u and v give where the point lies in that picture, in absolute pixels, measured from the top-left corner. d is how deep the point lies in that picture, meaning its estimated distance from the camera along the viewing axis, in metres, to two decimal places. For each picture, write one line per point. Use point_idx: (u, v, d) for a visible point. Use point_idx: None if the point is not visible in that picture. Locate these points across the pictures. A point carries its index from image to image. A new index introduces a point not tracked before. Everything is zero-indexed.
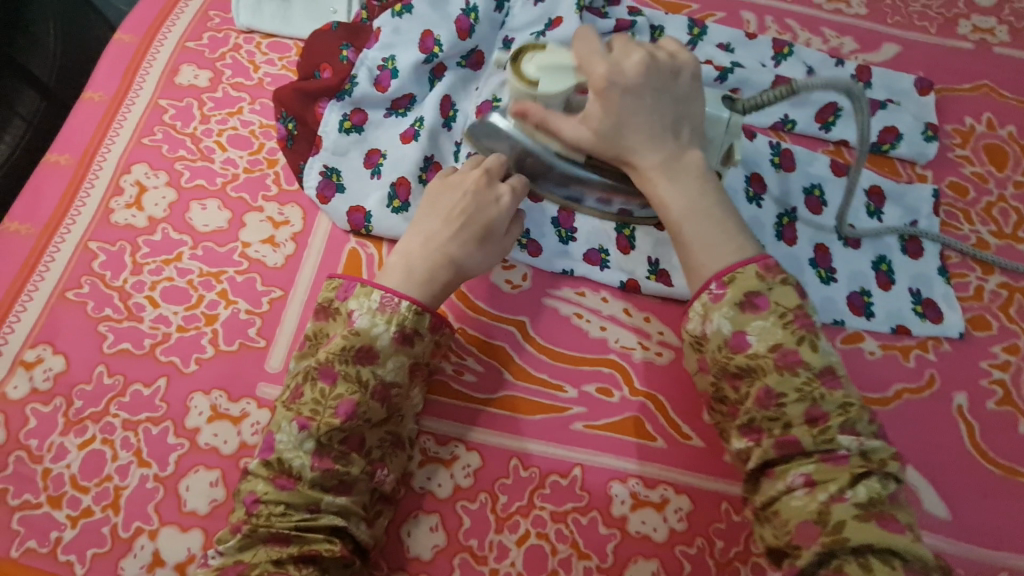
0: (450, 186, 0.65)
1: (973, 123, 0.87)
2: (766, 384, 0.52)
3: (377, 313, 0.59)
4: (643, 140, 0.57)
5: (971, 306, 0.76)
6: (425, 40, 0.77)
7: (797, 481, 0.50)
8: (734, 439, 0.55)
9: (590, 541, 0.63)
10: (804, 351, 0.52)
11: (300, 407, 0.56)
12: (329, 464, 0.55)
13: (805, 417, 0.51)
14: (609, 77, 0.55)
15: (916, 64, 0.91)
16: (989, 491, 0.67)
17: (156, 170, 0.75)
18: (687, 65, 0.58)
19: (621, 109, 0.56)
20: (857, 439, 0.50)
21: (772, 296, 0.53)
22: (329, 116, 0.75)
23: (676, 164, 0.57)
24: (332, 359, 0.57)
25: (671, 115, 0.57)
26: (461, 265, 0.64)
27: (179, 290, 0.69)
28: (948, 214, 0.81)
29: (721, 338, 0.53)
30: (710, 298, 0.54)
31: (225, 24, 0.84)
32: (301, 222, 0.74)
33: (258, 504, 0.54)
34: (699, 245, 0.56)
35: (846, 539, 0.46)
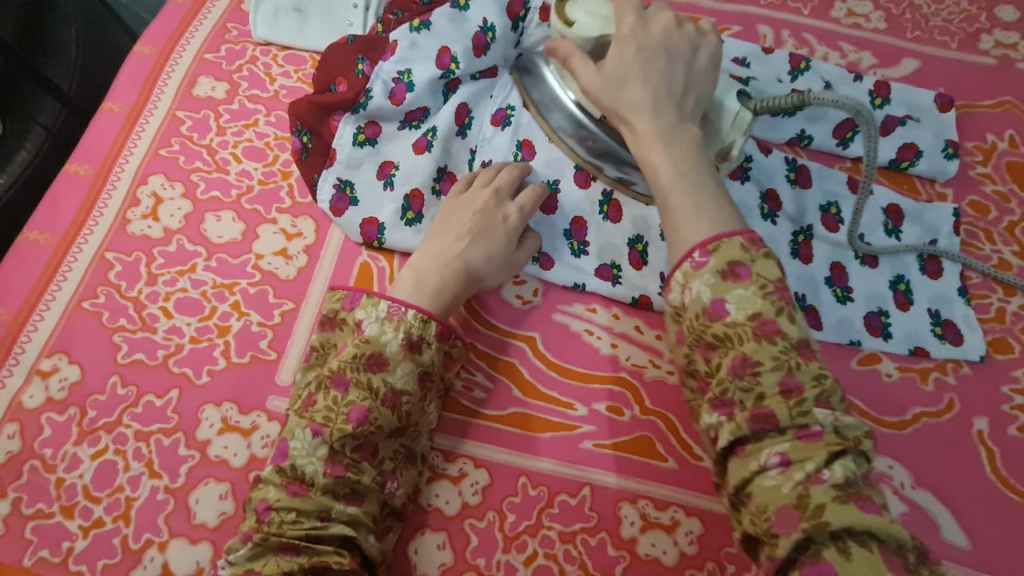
0: (463, 204, 0.67)
1: (995, 141, 0.85)
2: (742, 352, 0.50)
3: (386, 321, 0.60)
4: (649, 98, 0.57)
5: (992, 328, 0.74)
6: (443, 57, 0.75)
7: (772, 461, 0.48)
8: (705, 414, 0.52)
9: (599, 563, 0.62)
10: (781, 321, 0.50)
11: (313, 415, 0.57)
12: (341, 472, 0.55)
13: (780, 388, 0.49)
14: (634, 34, 0.58)
15: (937, 80, 0.89)
16: (1010, 520, 0.65)
17: (172, 182, 0.76)
18: (709, 45, 0.60)
19: (635, 65, 0.57)
20: (833, 414, 0.49)
21: (754, 267, 0.51)
22: (343, 129, 0.75)
23: (674, 130, 0.57)
24: (344, 367, 0.58)
25: (681, 83, 0.58)
26: (471, 277, 0.65)
27: (193, 301, 0.70)
28: (968, 233, 0.80)
29: (700, 306, 0.52)
30: (692, 266, 0.52)
31: (243, 36, 0.85)
32: (313, 235, 0.75)
33: (269, 511, 0.54)
34: (682, 213, 0.54)
35: (827, 523, 0.44)
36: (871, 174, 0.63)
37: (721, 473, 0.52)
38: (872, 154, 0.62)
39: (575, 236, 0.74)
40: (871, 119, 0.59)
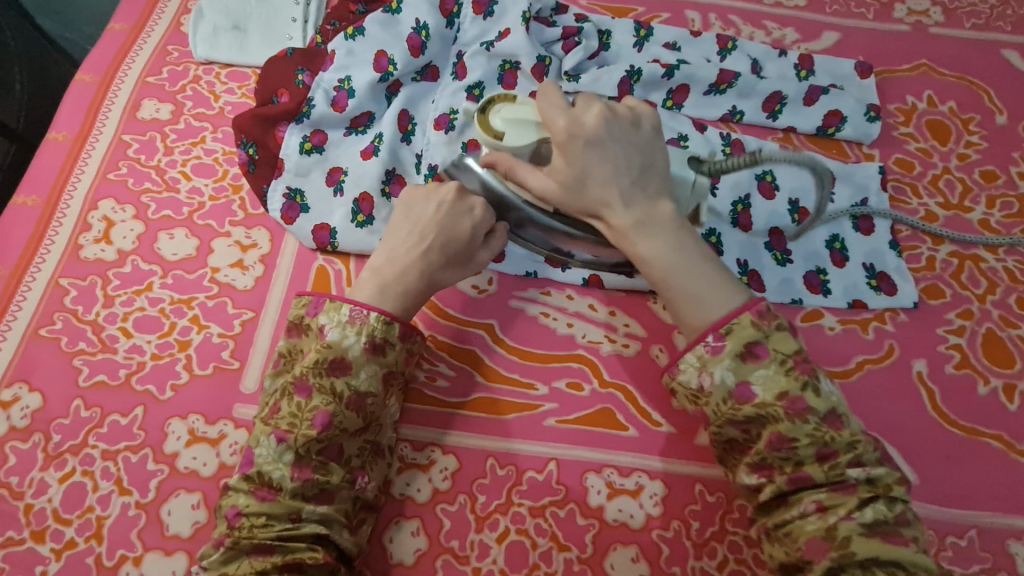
0: (426, 196, 0.66)
1: (915, 102, 0.90)
2: (777, 431, 0.52)
3: (347, 325, 0.60)
4: (611, 193, 0.57)
5: (924, 277, 0.78)
6: (379, 60, 0.80)
7: (810, 508, 0.52)
8: (744, 474, 0.56)
9: (569, 533, 0.64)
10: (808, 397, 0.53)
11: (278, 422, 0.58)
12: (309, 474, 0.56)
13: (816, 456, 0.52)
14: (570, 130, 0.57)
15: (857, 49, 0.94)
16: (952, 453, 0.69)
17: (123, 205, 0.76)
18: (647, 115, 0.60)
19: (583, 160, 0.57)
20: (865, 470, 0.52)
21: (770, 344, 0.54)
22: (289, 139, 0.77)
23: (649, 220, 0.57)
24: (307, 373, 0.59)
25: (639, 165, 0.58)
26: (433, 274, 0.65)
27: (151, 319, 0.71)
28: (896, 189, 0.84)
29: (724, 390, 0.54)
30: (708, 350, 0.55)
31: (184, 57, 0.86)
32: (269, 244, 0.76)
33: (239, 517, 0.55)
34: (690, 301, 0.57)
35: (853, 553, 0.49)
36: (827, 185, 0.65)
37: (761, 513, 0.56)
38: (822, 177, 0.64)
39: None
40: (828, 171, 0.63)
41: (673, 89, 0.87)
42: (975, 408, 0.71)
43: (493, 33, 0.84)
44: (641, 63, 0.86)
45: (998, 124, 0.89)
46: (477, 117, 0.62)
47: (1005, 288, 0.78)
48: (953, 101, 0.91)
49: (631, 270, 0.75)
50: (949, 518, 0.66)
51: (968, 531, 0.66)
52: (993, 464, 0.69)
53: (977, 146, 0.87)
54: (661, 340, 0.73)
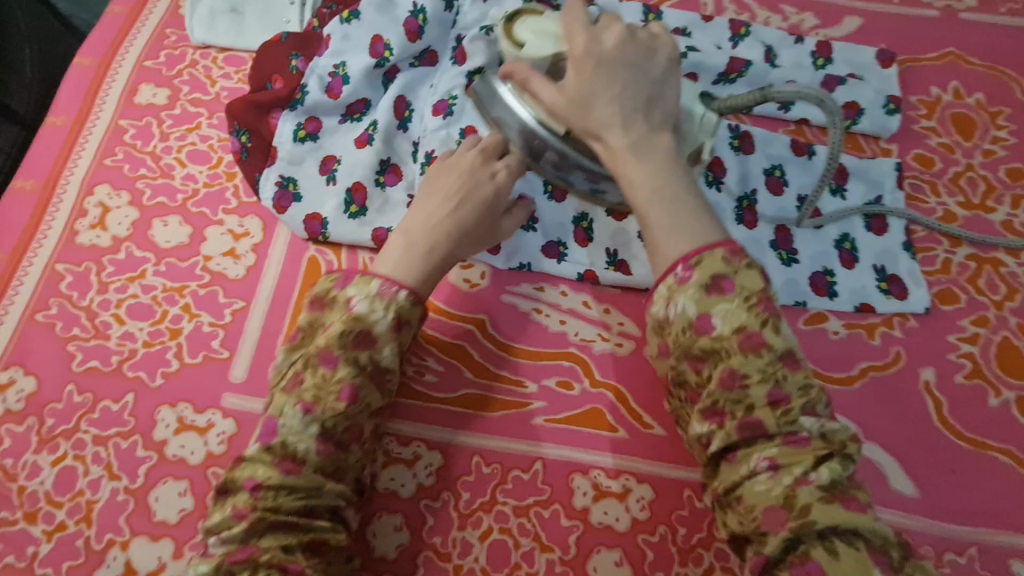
0: (450, 165, 0.66)
1: (940, 93, 0.85)
2: (730, 366, 0.49)
3: (376, 300, 0.58)
4: (614, 115, 0.53)
5: (937, 280, 0.75)
6: (375, 45, 0.78)
7: (761, 466, 0.47)
8: (695, 423, 0.52)
9: (552, 534, 0.63)
10: (767, 334, 0.50)
11: (301, 392, 0.54)
12: (332, 449, 0.54)
13: (768, 400, 0.49)
14: (587, 47, 0.54)
15: (880, 36, 0.89)
16: (956, 467, 0.66)
17: (118, 190, 0.76)
18: (665, 45, 0.56)
19: (594, 81, 0.53)
20: (818, 422, 0.49)
21: (738, 279, 0.51)
22: (283, 126, 0.76)
23: (645, 144, 0.54)
24: (332, 344, 0.56)
25: (646, 93, 0.54)
26: (460, 242, 0.64)
27: (144, 306, 0.71)
28: (914, 187, 0.80)
29: (685, 320, 0.51)
30: (676, 280, 0.52)
31: (181, 41, 0.85)
32: (261, 233, 0.75)
33: (259, 489, 0.51)
34: (666, 229, 0.53)
35: (814, 522, 0.45)
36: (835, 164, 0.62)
37: (711, 475, 0.52)
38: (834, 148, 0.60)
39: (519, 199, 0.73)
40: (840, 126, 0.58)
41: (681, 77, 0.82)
42: (984, 420, 0.68)
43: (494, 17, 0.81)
44: None
45: None
46: (504, 27, 0.62)
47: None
48: (981, 93, 0.85)
49: (627, 266, 0.73)
50: (950, 535, 0.64)
51: (969, 548, 0.63)
52: (1000, 479, 0.66)
53: (1003, 142, 0.82)
54: None
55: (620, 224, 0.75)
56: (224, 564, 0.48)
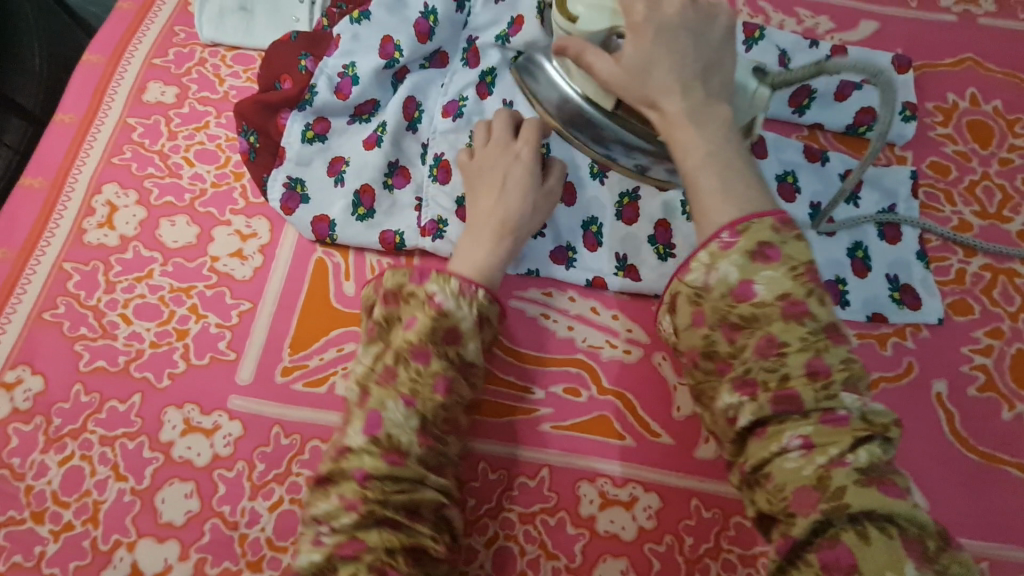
0: (484, 157, 0.69)
1: (956, 100, 0.84)
2: (769, 332, 0.48)
3: (461, 296, 0.59)
4: (673, 82, 0.49)
5: (951, 290, 0.74)
6: (385, 46, 0.77)
7: (793, 443, 0.46)
8: (723, 393, 0.50)
9: (558, 542, 0.63)
10: (812, 303, 0.48)
11: (398, 386, 0.55)
12: (432, 442, 0.55)
13: (805, 369, 0.47)
14: (647, 13, 0.49)
15: (896, 41, 0.88)
16: (968, 480, 0.66)
17: (126, 189, 0.76)
18: (726, 11, 0.52)
19: (653, 48, 0.49)
20: (860, 400, 0.47)
21: (785, 248, 0.49)
22: (291, 126, 0.76)
23: (704, 112, 0.50)
24: (423, 340, 0.57)
25: (704, 60, 0.50)
26: (521, 224, 0.66)
27: (151, 306, 0.71)
28: (928, 195, 0.79)
29: (726, 286, 0.49)
30: (720, 246, 0.49)
31: (190, 39, 0.85)
32: (268, 234, 0.75)
33: (368, 479, 0.52)
34: (716, 194, 0.50)
35: (847, 505, 0.43)
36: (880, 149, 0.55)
37: (736, 453, 0.50)
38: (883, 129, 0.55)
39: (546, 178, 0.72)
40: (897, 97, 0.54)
41: None
42: (996, 434, 0.67)
43: (506, 19, 0.79)
44: None
45: None
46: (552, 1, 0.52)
47: None
48: (998, 100, 0.84)
49: (637, 272, 0.73)
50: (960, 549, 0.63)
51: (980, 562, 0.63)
52: (1012, 494, 0.65)
53: (1020, 150, 0.81)
54: (663, 348, 0.71)
55: (630, 230, 0.74)
56: (334, 555, 0.49)
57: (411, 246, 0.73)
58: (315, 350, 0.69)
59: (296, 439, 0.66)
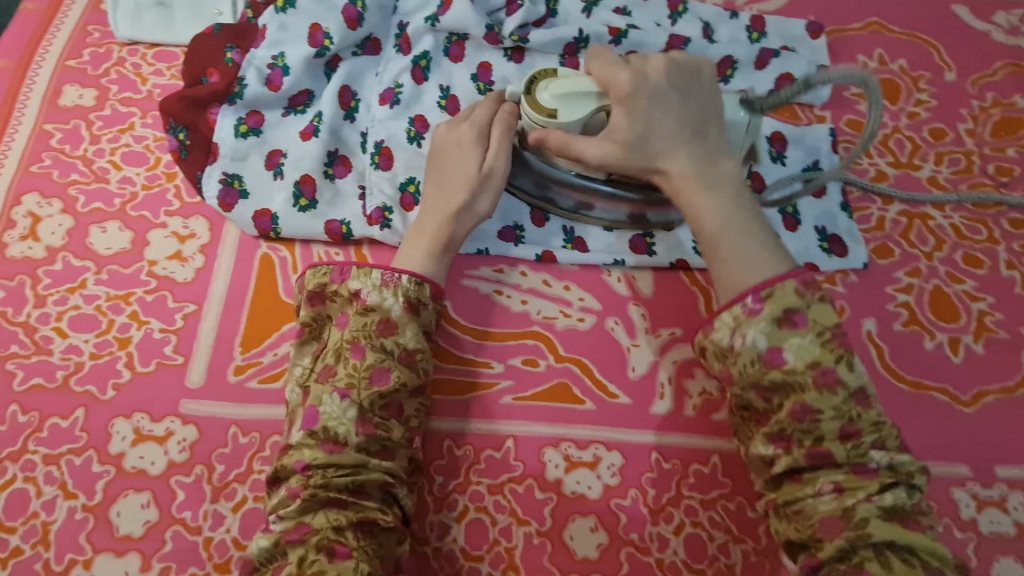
0: (436, 152, 0.70)
1: (866, 61, 0.90)
2: (802, 400, 0.54)
3: (383, 288, 0.61)
4: (670, 146, 0.62)
5: (873, 237, 0.79)
6: (314, 34, 0.76)
7: (827, 488, 0.54)
8: (759, 444, 0.57)
9: (527, 507, 0.65)
10: (842, 369, 0.54)
11: (336, 381, 0.57)
12: (373, 430, 0.57)
13: (839, 433, 0.54)
14: (632, 86, 0.61)
15: (809, 9, 0.93)
16: (901, 408, 0.71)
17: (49, 198, 0.72)
18: (706, 65, 0.65)
19: (644, 115, 0.61)
20: (887, 454, 0.54)
21: (810, 314, 0.56)
22: (222, 122, 0.74)
23: (708, 172, 0.62)
24: (356, 336, 0.59)
25: (698, 118, 0.62)
26: (460, 214, 0.67)
27: (87, 317, 0.68)
28: (847, 150, 0.84)
29: (755, 352, 0.56)
30: (746, 312, 0.57)
31: (106, 38, 0.81)
32: (208, 233, 0.73)
33: (308, 469, 0.55)
34: (734, 260, 0.60)
35: (870, 535, 0.51)
36: (868, 145, 0.65)
37: (769, 488, 0.57)
38: (871, 129, 0.64)
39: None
40: (880, 95, 0.62)
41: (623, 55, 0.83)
42: (922, 364, 0.73)
43: (435, 3, 0.80)
44: (591, 28, 0.82)
45: (947, 81, 0.89)
46: (524, 97, 0.64)
47: (951, 245, 0.79)
48: (904, 59, 0.90)
49: (584, 243, 0.75)
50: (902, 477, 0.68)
51: None
52: (938, 417, 0.71)
53: (926, 104, 0.87)
54: (616, 313, 0.73)
55: None
56: (283, 539, 0.53)
57: (358, 235, 0.73)
58: (268, 346, 0.68)
59: (255, 437, 0.64)
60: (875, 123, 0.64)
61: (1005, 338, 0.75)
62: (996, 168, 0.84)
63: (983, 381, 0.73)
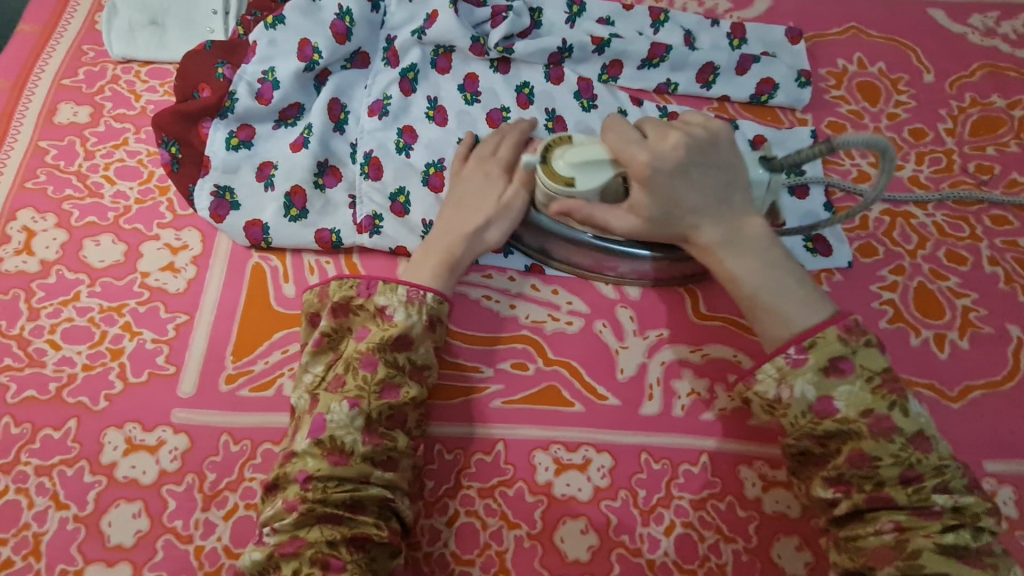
0: (460, 180, 0.71)
1: (845, 65, 0.92)
2: (860, 448, 0.54)
3: (409, 305, 0.62)
4: (699, 217, 0.59)
5: (857, 236, 0.80)
6: (303, 49, 0.78)
7: (888, 526, 0.53)
8: (819, 487, 0.56)
9: (519, 510, 0.65)
10: (895, 416, 0.54)
11: (347, 390, 0.58)
12: (378, 439, 0.57)
13: (899, 478, 0.53)
14: (651, 163, 0.58)
15: (788, 16, 0.95)
16: None
17: (43, 213, 0.74)
18: (723, 131, 0.61)
19: (667, 190, 0.58)
20: (951, 497, 0.53)
21: (857, 360, 0.55)
22: (214, 135, 0.75)
23: (738, 239, 0.59)
24: (372, 349, 0.59)
25: (723, 185, 0.59)
26: (472, 237, 0.68)
27: (80, 329, 0.69)
28: (829, 151, 0.85)
29: (805, 403, 0.56)
30: (790, 363, 0.56)
31: (100, 57, 0.83)
32: (200, 245, 0.74)
33: (309, 481, 0.55)
34: (772, 322, 0.58)
35: (922, 565, 0.51)
36: (873, 205, 0.64)
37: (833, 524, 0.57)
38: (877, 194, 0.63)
39: (445, 167, 0.76)
40: (892, 164, 0.59)
41: (606, 64, 0.85)
42: (908, 359, 0.74)
43: (422, 16, 0.82)
44: (574, 38, 0.83)
45: (925, 83, 0.90)
46: (541, 166, 0.63)
47: (934, 242, 0.80)
48: (882, 62, 0.92)
49: None
50: None
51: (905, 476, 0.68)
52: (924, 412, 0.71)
53: (905, 105, 0.89)
54: (604, 315, 0.74)
55: None
56: (276, 553, 0.53)
57: (348, 243, 0.74)
58: (259, 355, 0.69)
59: (247, 444, 0.65)
60: (883, 190, 0.62)
61: (991, 333, 0.75)
62: (976, 166, 0.85)
63: (969, 376, 0.73)
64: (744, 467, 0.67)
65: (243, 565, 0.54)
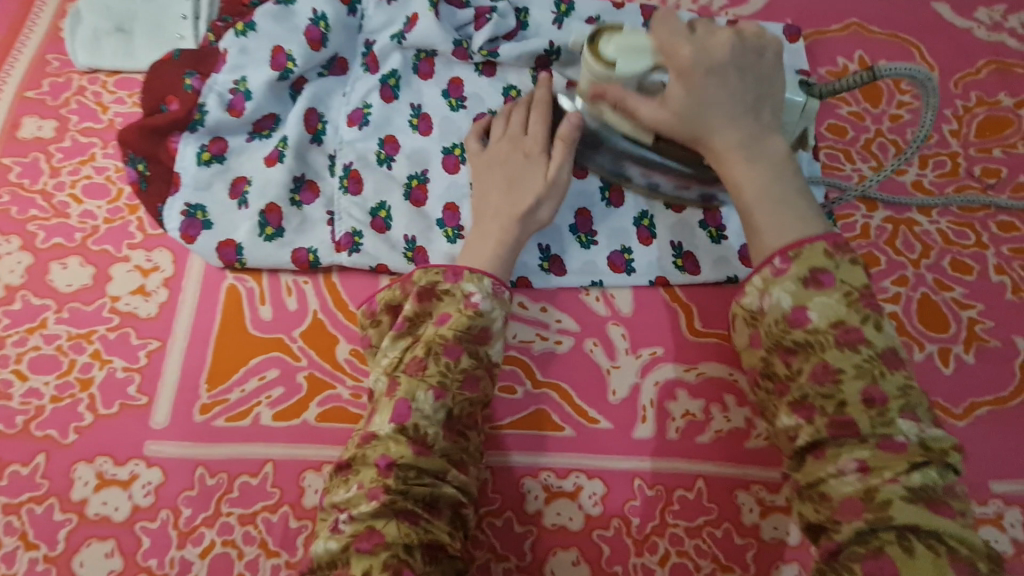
0: (496, 160, 0.67)
1: (846, 63, 0.88)
2: (823, 359, 0.50)
3: (495, 297, 0.58)
4: (723, 120, 0.57)
5: (858, 245, 0.77)
6: (276, 57, 0.74)
7: (850, 467, 0.48)
8: (782, 415, 0.53)
9: (507, 543, 0.62)
10: (867, 330, 0.50)
11: (429, 377, 0.53)
12: (457, 436, 0.53)
13: (862, 397, 0.49)
14: (694, 58, 0.57)
15: (786, 12, 0.90)
16: None
17: (7, 235, 0.70)
18: (773, 44, 0.59)
19: (700, 89, 0.57)
20: (917, 426, 0.48)
21: (839, 274, 0.52)
22: (185, 150, 0.72)
23: (755, 145, 0.57)
24: (456, 335, 0.55)
25: (754, 93, 0.58)
26: (525, 221, 0.64)
27: (47, 358, 0.66)
28: (830, 156, 0.82)
29: (780, 312, 0.53)
30: (772, 272, 0.54)
31: (65, 66, 0.79)
32: (172, 266, 0.71)
33: (391, 468, 0.50)
34: (767, 229, 0.55)
35: (891, 517, 0.45)
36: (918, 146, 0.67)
37: (794, 468, 0.52)
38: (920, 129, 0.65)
39: (429, 178, 0.73)
40: (935, 99, 0.64)
41: None
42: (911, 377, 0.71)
43: (400, 20, 0.78)
44: (562, 43, 0.78)
45: None
46: (587, 47, 0.60)
47: (938, 251, 0.77)
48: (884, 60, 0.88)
49: (561, 262, 0.72)
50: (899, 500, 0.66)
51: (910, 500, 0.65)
52: None
53: (908, 105, 0.85)
54: (594, 334, 0.71)
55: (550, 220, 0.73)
56: (352, 546, 0.47)
57: (326, 262, 0.70)
58: (235, 382, 0.66)
59: (223, 477, 0.62)
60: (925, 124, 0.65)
61: (997, 346, 0.73)
62: (982, 170, 0.82)
63: (974, 393, 0.70)
64: (741, 492, 0.65)
65: (318, 553, 0.48)
